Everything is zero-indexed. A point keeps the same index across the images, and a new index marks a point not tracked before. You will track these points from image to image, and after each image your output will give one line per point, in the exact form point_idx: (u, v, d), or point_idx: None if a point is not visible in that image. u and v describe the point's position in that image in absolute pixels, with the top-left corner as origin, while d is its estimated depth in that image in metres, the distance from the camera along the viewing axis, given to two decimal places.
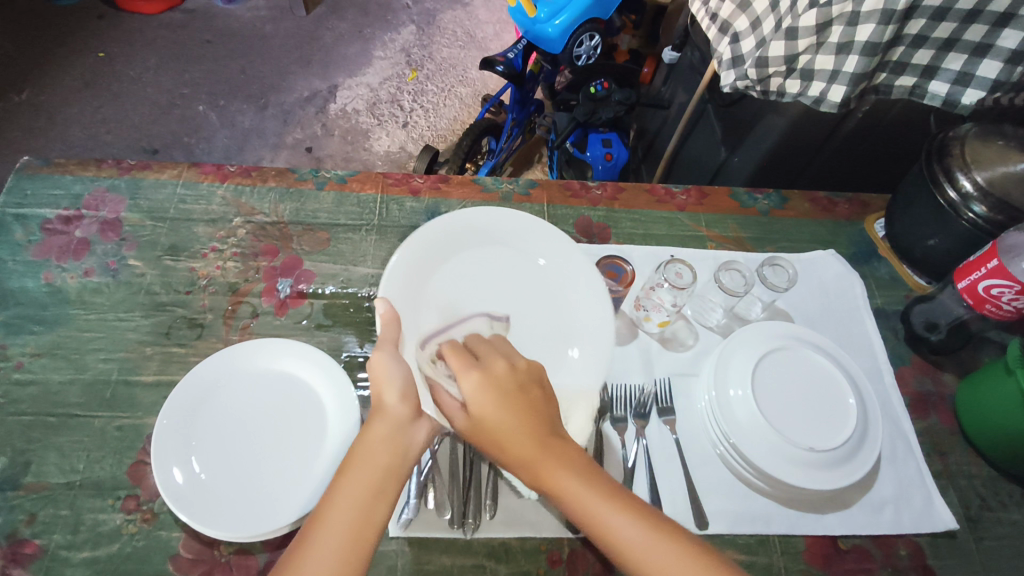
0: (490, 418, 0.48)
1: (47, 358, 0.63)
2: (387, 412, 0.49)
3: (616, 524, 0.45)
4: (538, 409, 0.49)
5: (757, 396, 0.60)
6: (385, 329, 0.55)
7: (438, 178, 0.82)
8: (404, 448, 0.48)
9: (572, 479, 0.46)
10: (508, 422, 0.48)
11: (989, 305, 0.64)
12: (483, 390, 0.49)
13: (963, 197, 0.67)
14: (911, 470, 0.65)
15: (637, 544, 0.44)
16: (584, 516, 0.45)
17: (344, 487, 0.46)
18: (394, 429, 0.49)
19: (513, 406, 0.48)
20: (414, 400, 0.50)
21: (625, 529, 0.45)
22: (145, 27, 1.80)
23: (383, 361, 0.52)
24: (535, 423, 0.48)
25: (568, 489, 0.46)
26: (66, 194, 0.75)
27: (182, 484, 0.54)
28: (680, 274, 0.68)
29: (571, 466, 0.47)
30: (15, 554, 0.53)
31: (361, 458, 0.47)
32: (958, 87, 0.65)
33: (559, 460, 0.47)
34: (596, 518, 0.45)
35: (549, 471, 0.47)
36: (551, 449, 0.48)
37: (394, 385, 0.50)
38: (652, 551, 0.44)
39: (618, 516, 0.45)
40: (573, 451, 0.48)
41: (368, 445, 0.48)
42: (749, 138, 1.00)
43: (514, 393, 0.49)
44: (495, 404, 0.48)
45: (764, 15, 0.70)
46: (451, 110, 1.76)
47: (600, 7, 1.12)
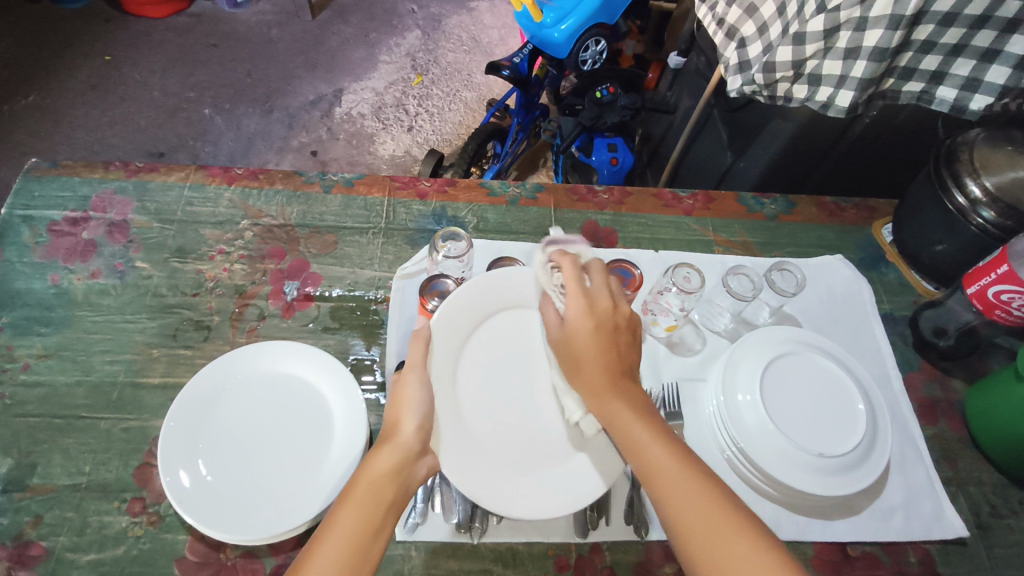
0: (579, 340, 0.54)
1: (54, 360, 0.63)
2: (400, 442, 0.50)
3: (652, 448, 0.49)
4: (622, 350, 0.55)
5: (766, 401, 0.60)
6: (416, 351, 0.54)
7: (445, 182, 0.82)
8: (408, 481, 0.49)
9: (629, 409, 0.51)
10: (592, 350, 0.54)
11: (999, 311, 0.64)
12: (584, 317, 0.54)
13: (972, 202, 0.67)
14: (921, 478, 0.64)
15: (667, 471, 0.48)
16: (626, 436, 0.50)
17: (348, 510, 0.46)
18: (402, 460, 0.49)
19: (596, 343, 0.54)
20: (429, 432, 0.51)
21: (661, 456, 0.48)
22: (152, 31, 1.81)
23: (407, 384, 0.53)
24: (604, 357, 0.53)
25: (619, 414, 0.51)
26: (74, 196, 0.75)
27: (189, 487, 0.54)
28: (688, 278, 0.67)
29: (630, 399, 0.52)
30: (20, 557, 0.53)
31: (365, 486, 0.47)
32: (965, 93, 0.65)
33: (621, 391, 0.52)
34: (638, 441, 0.49)
35: (614, 399, 0.52)
36: (622, 386, 0.53)
37: (415, 415, 0.51)
38: (673, 474, 0.47)
39: (655, 445, 0.49)
40: (638, 392, 0.53)
41: (373, 475, 0.48)
42: (755, 143, 1.00)
43: (607, 330, 0.54)
44: (589, 332, 0.54)
45: (771, 20, 0.70)
46: (456, 114, 1.76)
47: (607, 10, 1.11)
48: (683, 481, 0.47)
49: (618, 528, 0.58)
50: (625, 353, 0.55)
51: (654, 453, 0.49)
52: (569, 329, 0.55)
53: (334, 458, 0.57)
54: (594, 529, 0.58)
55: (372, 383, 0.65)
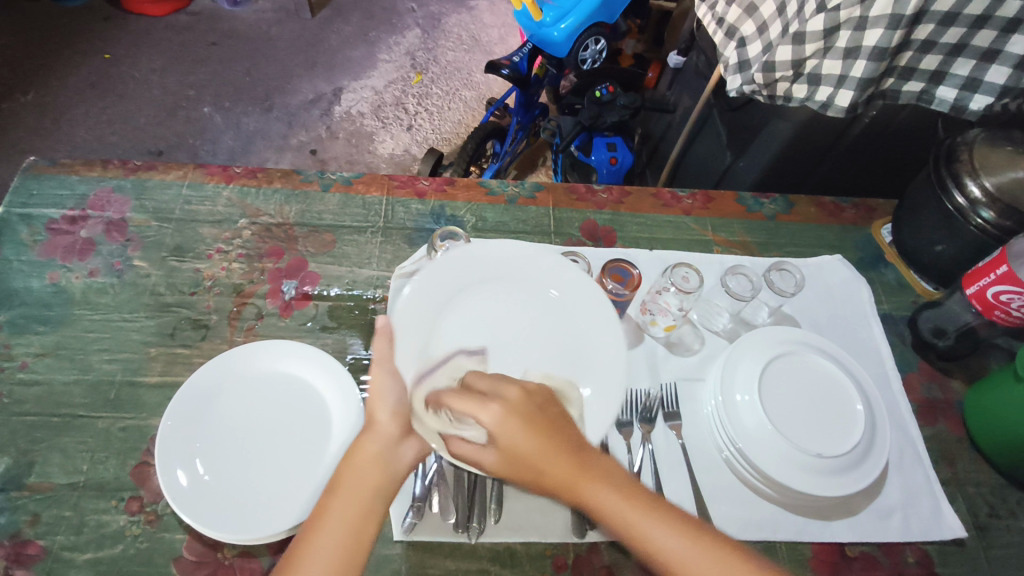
0: (519, 450, 0.46)
1: (51, 358, 0.63)
2: (377, 429, 0.50)
3: (659, 536, 0.45)
4: (563, 429, 0.48)
5: (765, 401, 0.60)
6: (379, 346, 0.54)
7: (443, 181, 0.82)
8: (391, 466, 0.49)
9: (612, 494, 0.46)
10: (542, 450, 0.46)
11: (998, 312, 0.64)
12: (505, 421, 0.46)
13: (971, 202, 0.67)
14: (919, 477, 0.64)
15: (685, 560, 0.44)
16: (624, 528, 0.45)
17: (335, 501, 0.47)
18: (382, 448, 0.49)
19: (540, 437, 0.47)
20: (405, 417, 0.51)
21: (671, 543, 0.45)
22: (151, 29, 1.80)
23: (377, 380, 0.52)
24: (561, 445, 0.47)
25: (604, 505, 0.46)
26: (72, 194, 0.75)
27: (187, 486, 0.53)
28: (686, 278, 0.68)
29: (608, 479, 0.47)
30: (17, 556, 0.53)
31: (351, 473, 0.48)
32: (966, 93, 0.65)
33: (595, 471, 0.47)
34: (639, 531, 0.45)
35: (589, 490, 0.46)
36: (590, 466, 0.47)
37: (387, 403, 0.51)
38: (691, 559, 0.44)
39: (660, 528, 0.45)
40: (609, 465, 0.48)
41: (357, 463, 0.48)
42: (755, 143, 1.00)
43: (538, 419, 0.47)
44: (524, 434, 0.46)
45: (770, 20, 0.69)
46: (456, 113, 1.76)
47: (606, 10, 1.12)
48: (704, 564, 0.44)
49: None
50: (566, 427, 0.49)
51: (659, 539, 0.45)
52: (501, 442, 0.46)
53: (332, 457, 0.57)
54: (592, 529, 0.58)
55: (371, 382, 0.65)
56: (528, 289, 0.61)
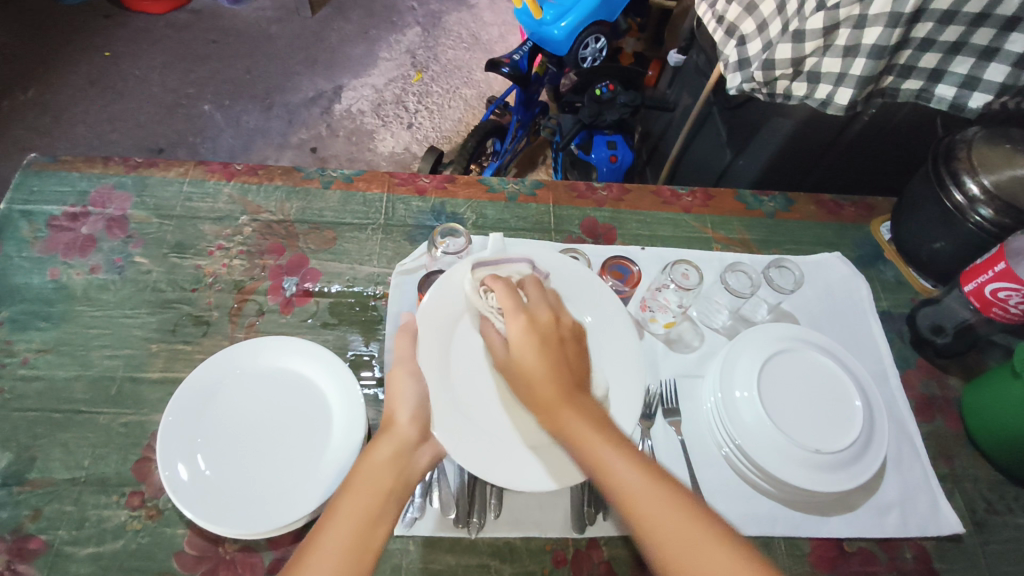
0: (526, 364, 0.51)
1: (52, 354, 0.63)
2: (396, 432, 0.51)
3: (615, 467, 0.47)
4: (570, 361, 0.52)
5: (764, 398, 0.60)
6: (402, 346, 0.55)
7: (444, 178, 0.82)
8: (407, 471, 0.50)
9: (583, 422, 0.49)
10: (544, 370, 0.51)
11: (996, 309, 0.64)
12: (524, 340, 0.51)
13: (969, 200, 0.67)
14: (917, 473, 0.64)
15: (636, 493, 0.46)
16: (583, 452, 0.48)
17: (348, 501, 0.47)
18: (399, 451, 0.50)
19: (546, 359, 0.51)
20: (423, 422, 0.52)
21: (626, 475, 0.47)
22: (151, 27, 1.80)
23: (398, 382, 0.54)
24: (561, 374, 0.51)
25: (580, 435, 0.48)
26: (73, 191, 0.75)
27: (188, 481, 0.54)
28: (686, 275, 0.68)
29: (590, 416, 0.49)
30: (19, 550, 0.53)
31: (365, 475, 0.49)
32: (964, 91, 0.65)
33: (578, 408, 0.50)
34: (600, 459, 0.47)
35: (566, 416, 0.49)
36: (576, 399, 0.50)
37: (408, 405, 0.52)
38: (642, 493, 0.46)
39: (625, 466, 0.47)
40: (595, 407, 0.51)
41: (373, 466, 0.49)
42: (754, 141, 1.00)
43: (551, 346, 0.52)
44: (535, 355, 0.51)
45: (770, 18, 0.70)
46: (456, 111, 1.76)
47: (606, 9, 1.14)
48: (653, 502, 0.45)
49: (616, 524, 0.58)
50: (576, 356, 0.53)
51: (614, 467, 0.47)
52: (515, 353, 0.52)
53: (333, 451, 0.57)
54: (592, 524, 0.58)
55: (371, 378, 0.65)
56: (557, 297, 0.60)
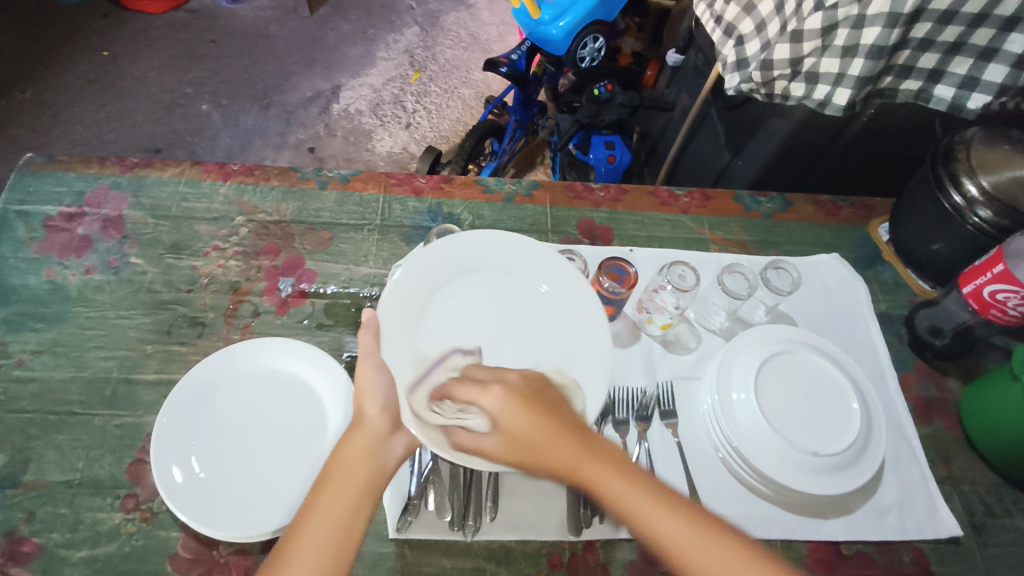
0: (523, 433, 0.47)
1: (47, 356, 0.63)
2: (367, 425, 0.52)
3: (655, 518, 0.46)
4: (560, 414, 0.49)
5: (761, 400, 0.60)
6: (365, 340, 0.54)
7: (441, 179, 0.82)
8: (380, 461, 0.51)
9: (612, 473, 0.47)
10: (544, 434, 0.48)
11: (994, 310, 0.64)
12: (512, 406, 0.48)
13: (968, 201, 0.67)
14: (914, 475, 0.64)
15: (683, 541, 0.45)
16: (620, 506, 0.46)
17: (324, 496, 0.48)
18: (371, 443, 0.51)
19: (548, 419, 0.48)
20: (393, 412, 0.53)
21: (668, 525, 0.46)
22: (150, 26, 1.80)
23: (365, 373, 0.54)
24: (567, 429, 0.48)
25: (607, 486, 0.47)
26: (68, 191, 0.75)
27: (182, 483, 0.54)
28: (684, 276, 0.68)
29: (612, 463, 0.47)
30: (13, 553, 0.53)
31: (340, 469, 0.50)
32: (963, 91, 0.65)
33: (599, 457, 0.47)
34: (639, 513, 0.46)
35: (591, 471, 0.47)
36: (591, 446, 0.48)
37: (376, 397, 0.53)
38: (687, 541, 0.45)
39: (662, 514, 0.46)
40: (611, 449, 0.49)
41: (346, 459, 0.50)
42: (752, 141, 1.00)
43: (534, 405, 0.49)
44: (527, 417, 0.48)
45: (769, 18, 0.69)
46: (454, 111, 1.76)
47: (605, 8, 1.12)
48: (700, 547, 0.45)
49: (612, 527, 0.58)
50: (560, 408, 0.50)
51: (656, 520, 0.46)
52: (507, 428, 0.48)
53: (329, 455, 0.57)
54: (588, 527, 0.58)
55: None
56: (514, 279, 0.60)
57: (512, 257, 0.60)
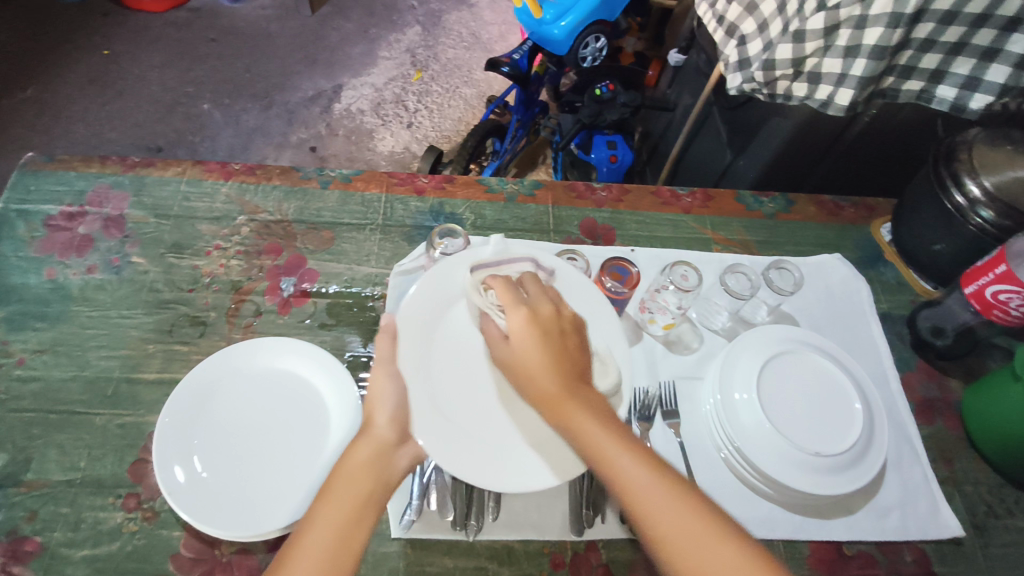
0: (523, 355, 0.51)
1: (49, 355, 0.63)
2: (375, 435, 0.51)
3: (620, 461, 0.47)
4: (569, 353, 0.52)
5: (763, 400, 0.60)
6: (381, 346, 0.55)
7: (443, 178, 0.82)
8: (385, 473, 0.49)
9: (589, 417, 0.49)
10: (542, 361, 0.51)
11: (997, 311, 0.64)
12: (526, 327, 0.52)
13: (970, 201, 0.67)
14: (917, 475, 0.64)
15: (644, 492, 0.46)
16: (589, 446, 0.48)
17: (326, 505, 0.47)
18: (378, 453, 0.50)
19: (547, 357, 0.51)
20: (403, 423, 0.51)
21: (630, 471, 0.47)
22: (151, 25, 1.80)
23: (378, 381, 0.54)
24: (563, 372, 0.51)
25: (583, 428, 0.49)
26: (70, 190, 0.75)
27: (184, 483, 0.53)
28: (686, 276, 0.68)
29: (594, 411, 0.49)
30: (15, 552, 0.53)
31: (343, 479, 0.48)
32: (966, 92, 0.65)
33: (580, 401, 0.50)
34: (607, 456, 0.47)
35: (569, 410, 0.49)
36: (577, 391, 0.51)
37: (386, 408, 0.52)
38: (649, 494, 0.45)
39: (626, 460, 0.47)
40: (596, 399, 0.51)
41: (351, 468, 0.49)
42: (755, 141, 0.99)
43: (551, 334, 0.52)
44: (535, 342, 0.51)
45: (771, 18, 0.69)
46: (455, 110, 1.76)
47: (607, 8, 1.14)
48: (658, 501, 0.45)
49: (615, 526, 0.58)
50: (574, 351, 0.53)
51: (621, 467, 0.47)
52: (517, 345, 0.52)
53: (331, 455, 0.57)
54: (590, 527, 0.58)
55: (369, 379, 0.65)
56: None
57: (536, 269, 0.61)
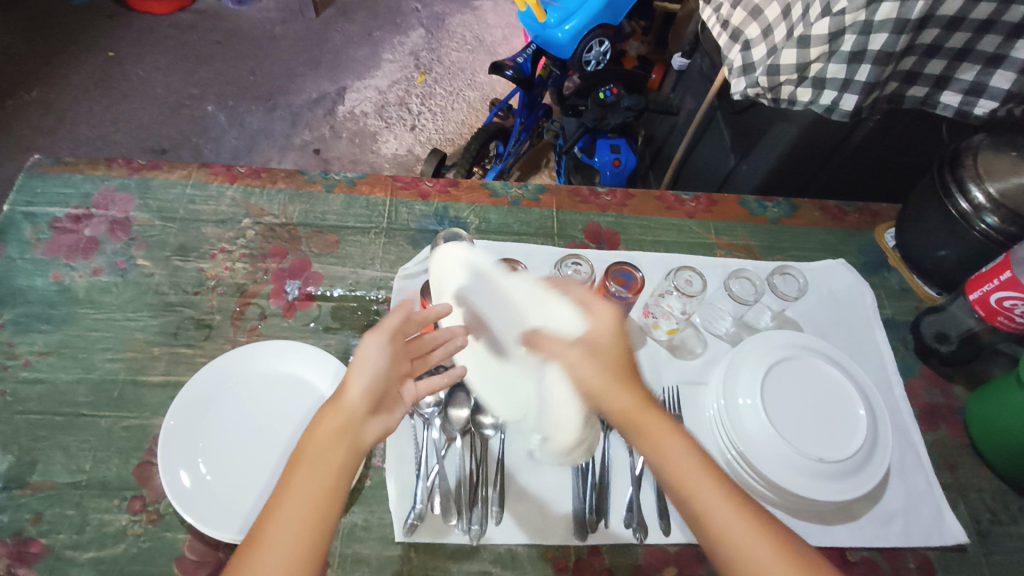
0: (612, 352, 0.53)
1: (55, 357, 0.63)
2: (346, 405, 0.49)
3: (705, 486, 0.48)
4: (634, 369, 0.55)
5: (767, 404, 0.60)
6: (391, 317, 0.54)
7: (447, 182, 0.82)
8: (355, 445, 0.48)
9: (673, 436, 0.51)
10: (621, 364, 0.54)
11: (1001, 318, 0.63)
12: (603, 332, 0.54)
13: (975, 208, 0.67)
14: (920, 481, 0.64)
15: (726, 511, 0.47)
16: (674, 470, 0.49)
17: (302, 478, 0.46)
18: (349, 425, 0.49)
19: (622, 372, 0.53)
20: (377, 395, 0.50)
21: (712, 495, 0.48)
22: (156, 27, 1.81)
23: (364, 346, 0.52)
24: (637, 387, 0.53)
25: (667, 447, 0.50)
26: (76, 193, 0.75)
27: (189, 487, 0.54)
28: (690, 280, 0.68)
29: (673, 429, 0.51)
30: (20, 554, 0.53)
31: (316, 450, 0.47)
32: (970, 98, 0.65)
33: (665, 425, 0.52)
34: (693, 483, 0.48)
35: (657, 430, 0.51)
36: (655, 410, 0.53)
37: (363, 378, 0.50)
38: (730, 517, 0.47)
39: (709, 485, 0.48)
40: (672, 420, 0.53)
41: (322, 438, 0.48)
42: (759, 145, 1.00)
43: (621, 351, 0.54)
44: (614, 346, 0.54)
45: (776, 23, 0.69)
46: (459, 113, 1.76)
47: (611, 10, 1.11)
48: (735, 519, 0.47)
49: (619, 531, 0.58)
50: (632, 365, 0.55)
51: (702, 491, 0.48)
52: (603, 343, 0.54)
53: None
54: (594, 532, 0.58)
55: None
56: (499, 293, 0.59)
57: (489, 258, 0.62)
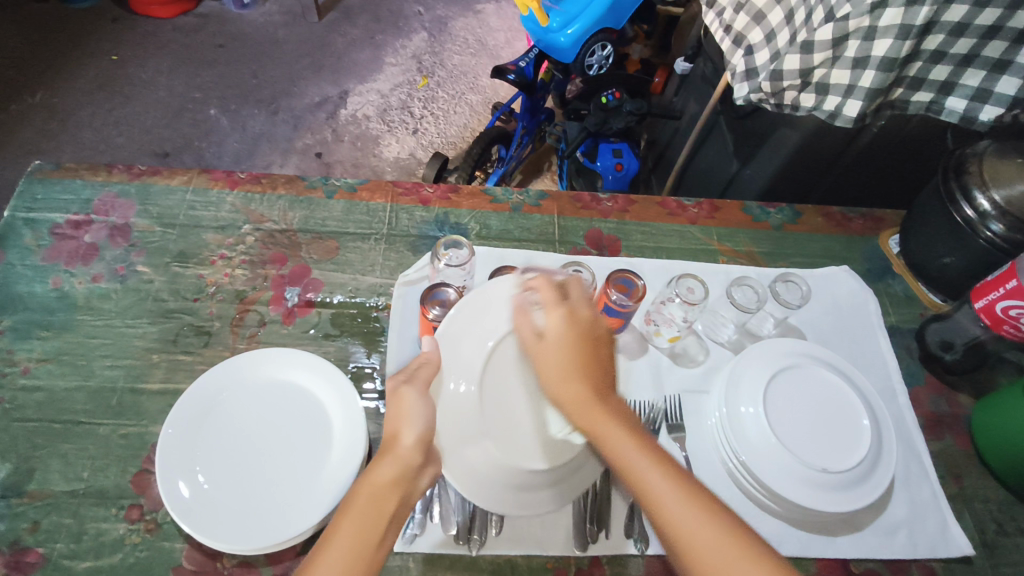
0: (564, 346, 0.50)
1: (53, 364, 0.63)
2: (400, 455, 0.47)
3: (653, 482, 0.47)
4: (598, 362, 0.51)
5: (769, 414, 0.59)
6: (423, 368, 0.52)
7: (448, 188, 0.82)
8: (408, 492, 0.47)
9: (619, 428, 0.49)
10: (580, 352, 0.50)
11: (1008, 326, 0.63)
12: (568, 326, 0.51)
13: (980, 215, 0.66)
14: (925, 493, 0.63)
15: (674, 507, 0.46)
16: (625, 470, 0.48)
17: (348, 522, 0.45)
18: (402, 473, 0.47)
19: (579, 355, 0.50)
20: (429, 445, 0.48)
21: (660, 486, 0.46)
22: (159, 31, 1.81)
23: (406, 396, 0.50)
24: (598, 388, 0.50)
25: (615, 444, 0.48)
26: (77, 199, 0.75)
27: (188, 497, 0.53)
28: (692, 289, 0.68)
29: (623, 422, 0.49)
30: (15, 563, 0.53)
31: (367, 496, 0.46)
32: (975, 104, 0.64)
33: (615, 415, 0.49)
34: (639, 475, 0.47)
35: (605, 428, 0.48)
36: (608, 404, 0.50)
37: (415, 426, 0.48)
38: (681, 515, 0.45)
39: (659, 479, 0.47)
40: (626, 412, 0.51)
41: (375, 486, 0.46)
42: (762, 151, 0.99)
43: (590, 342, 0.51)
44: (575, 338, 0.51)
45: (778, 28, 0.69)
46: (461, 117, 1.76)
47: (613, 15, 1.10)
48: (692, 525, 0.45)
49: (619, 541, 0.58)
50: (609, 371, 0.51)
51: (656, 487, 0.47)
52: (555, 335, 0.51)
53: (337, 498, 0.54)
54: (593, 543, 0.57)
55: (372, 391, 0.65)
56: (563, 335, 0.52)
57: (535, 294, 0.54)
